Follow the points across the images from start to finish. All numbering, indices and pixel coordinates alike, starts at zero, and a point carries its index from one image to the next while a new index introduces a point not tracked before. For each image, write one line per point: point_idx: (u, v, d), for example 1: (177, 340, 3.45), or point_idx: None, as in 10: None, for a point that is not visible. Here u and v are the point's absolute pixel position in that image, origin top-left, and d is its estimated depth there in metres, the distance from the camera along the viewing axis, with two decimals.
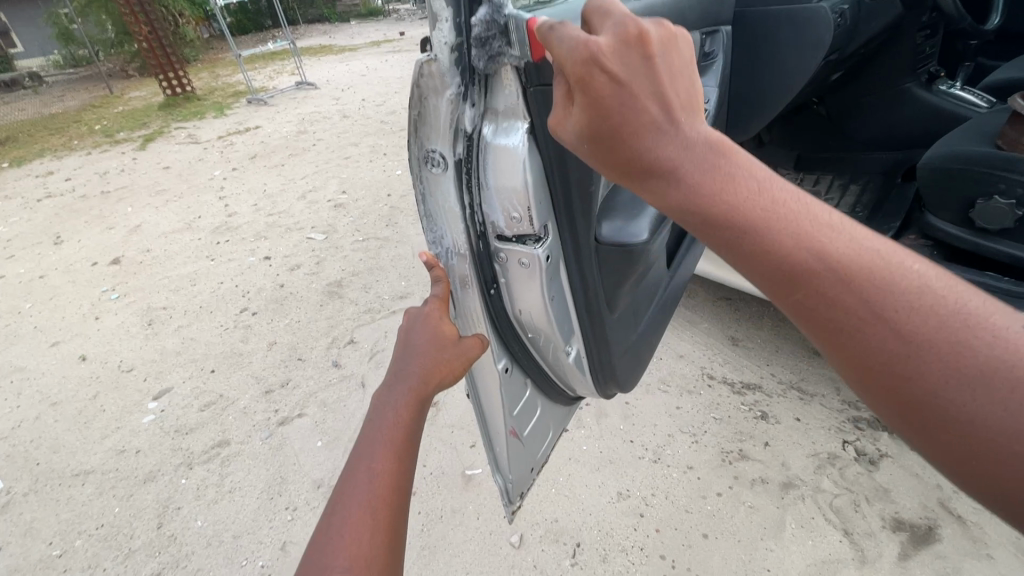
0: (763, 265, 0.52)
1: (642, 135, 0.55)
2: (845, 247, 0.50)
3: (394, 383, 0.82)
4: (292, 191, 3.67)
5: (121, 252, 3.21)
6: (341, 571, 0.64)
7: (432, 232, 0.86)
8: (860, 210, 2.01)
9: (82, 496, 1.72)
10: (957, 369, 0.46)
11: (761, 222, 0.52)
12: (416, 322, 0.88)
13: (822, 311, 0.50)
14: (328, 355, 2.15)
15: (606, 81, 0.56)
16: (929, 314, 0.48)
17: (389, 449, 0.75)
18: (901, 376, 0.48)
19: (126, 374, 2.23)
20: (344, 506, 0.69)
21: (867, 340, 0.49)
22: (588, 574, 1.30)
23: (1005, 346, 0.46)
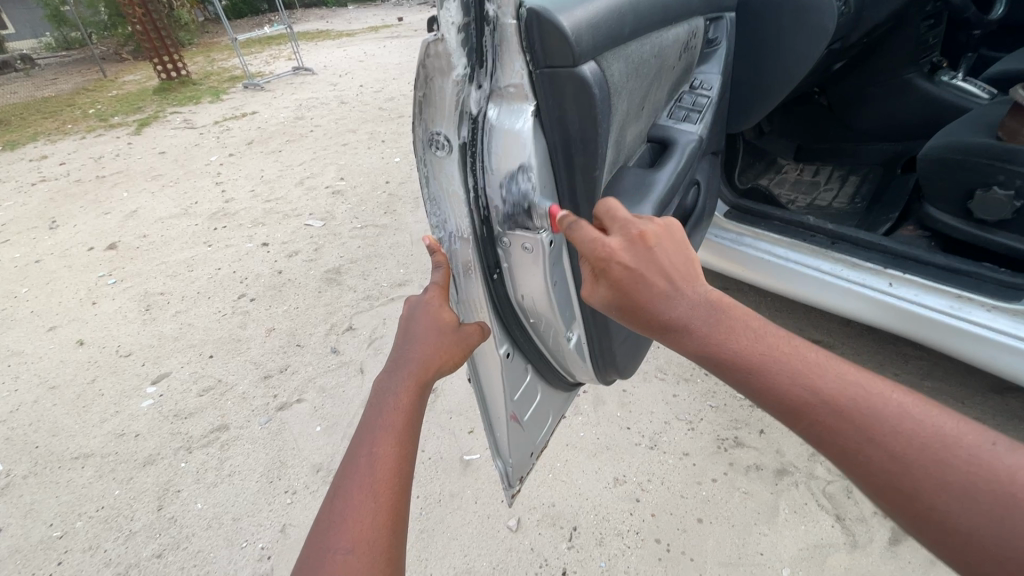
0: (773, 399, 0.68)
1: (660, 302, 0.74)
2: (830, 382, 0.66)
3: (395, 368, 0.83)
4: (289, 177, 3.64)
5: (117, 237, 3.19)
6: (344, 552, 0.65)
7: (436, 216, 0.87)
8: (859, 201, 2.02)
9: (82, 478, 1.73)
10: (939, 482, 0.59)
11: (766, 362, 0.69)
12: (416, 310, 0.88)
13: (820, 436, 0.65)
14: (327, 341, 2.16)
15: (623, 270, 0.74)
16: (906, 432, 0.62)
17: (391, 433, 0.75)
18: (895, 486, 0.61)
19: (124, 359, 2.23)
20: (347, 491, 0.70)
21: (862, 460, 0.63)
22: (584, 557, 1.32)
23: (969, 458, 0.59)
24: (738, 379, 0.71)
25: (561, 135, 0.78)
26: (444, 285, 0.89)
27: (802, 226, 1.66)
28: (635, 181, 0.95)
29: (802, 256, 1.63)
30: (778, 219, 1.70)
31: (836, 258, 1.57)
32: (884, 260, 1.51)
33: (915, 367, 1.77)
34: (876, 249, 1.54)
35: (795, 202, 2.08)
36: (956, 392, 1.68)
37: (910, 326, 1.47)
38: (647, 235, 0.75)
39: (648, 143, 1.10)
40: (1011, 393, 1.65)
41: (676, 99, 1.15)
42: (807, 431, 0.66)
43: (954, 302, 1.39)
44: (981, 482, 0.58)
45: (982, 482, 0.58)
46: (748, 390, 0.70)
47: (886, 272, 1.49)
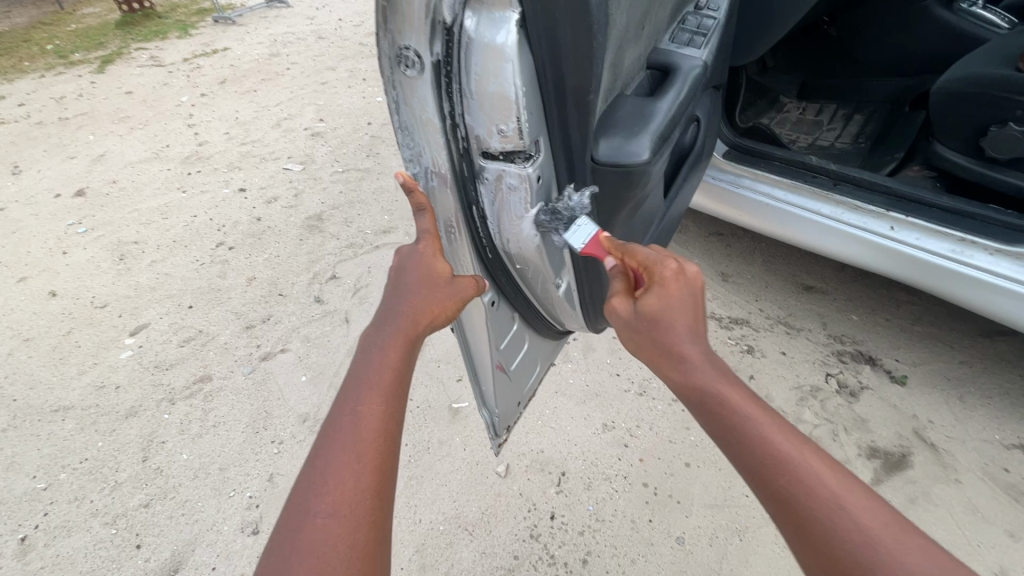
0: (757, 452, 0.70)
1: (686, 332, 0.78)
2: (813, 455, 0.69)
3: (382, 322, 0.77)
4: (265, 118, 3.43)
5: (85, 183, 3.02)
6: (324, 517, 0.61)
7: (409, 148, 0.78)
8: (862, 141, 1.94)
9: (63, 431, 1.69)
10: (894, 563, 0.60)
11: (761, 419, 0.72)
12: (406, 262, 0.82)
13: (795, 496, 0.66)
14: (310, 290, 2.09)
15: (674, 284, 0.79)
16: (871, 514, 0.64)
17: (377, 390, 0.70)
18: (855, 561, 0.61)
19: (100, 310, 2.15)
20: (329, 451, 0.65)
21: (829, 528, 0.63)
22: (573, 501, 1.33)
23: (923, 548, 0.61)
24: (728, 427, 0.73)
25: (549, 49, 0.68)
26: (434, 232, 0.82)
27: (803, 166, 1.58)
28: (632, 111, 0.86)
29: (802, 198, 1.56)
30: (779, 159, 1.61)
31: (838, 200, 1.50)
32: (887, 203, 1.45)
33: (907, 313, 1.75)
34: (879, 190, 1.47)
35: (796, 142, 1.99)
36: (946, 336, 1.68)
37: (907, 270, 1.44)
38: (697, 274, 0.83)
39: (648, 69, 0.99)
40: (999, 337, 1.65)
41: (679, 21, 1.04)
42: (778, 492, 0.68)
43: (956, 246, 1.34)
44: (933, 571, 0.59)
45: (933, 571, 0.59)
46: (740, 438, 0.71)
47: (888, 215, 1.43)
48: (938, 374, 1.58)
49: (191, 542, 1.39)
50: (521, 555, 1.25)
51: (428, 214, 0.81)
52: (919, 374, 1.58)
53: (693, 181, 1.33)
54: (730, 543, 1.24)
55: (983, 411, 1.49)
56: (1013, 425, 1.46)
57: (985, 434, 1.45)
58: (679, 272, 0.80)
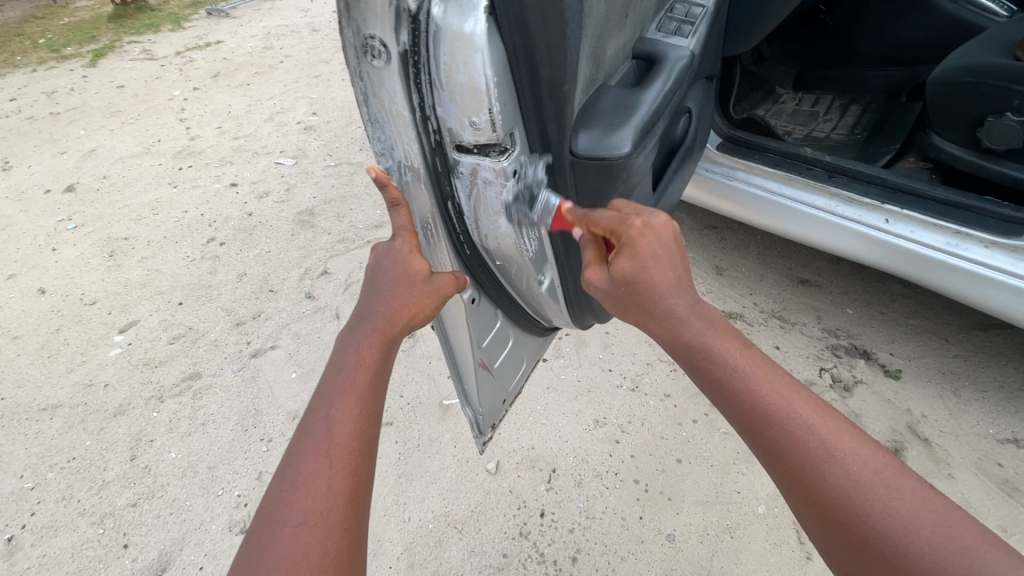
0: (746, 406, 0.68)
1: (666, 289, 0.74)
2: (803, 406, 0.68)
3: (359, 322, 0.75)
4: (258, 112, 3.39)
5: (75, 178, 2.99)
6: (294, 526, 0.59)
7: (381, 141, 0.76)
8: (859, 132, 1.91)
9: (51, 430, 1.68)
10: (883, 511, 0.60)
11: (749, 370, 0.70)
12: (383, 261, 0.79)
13: (785, 448, 0.66)
14: (301, 286, 2.07)
15: (645, 245, 0.75)
16: (862, 463, 0.63)
17: (352, 392, 0.68)
18: (845, 511, 0.62)
19: (90, 307, 2.13)
20: (300, 458, 0.63)
21: (820, 477, 0.63)
22: (563, 498, 1.32)
23: (913, 496, 0.61)
24: (716, 380, 0.71)
25: (521, 38, 0.67)
26: (411, 229, 0.79)
27: (797, 157, 1.55)
28: (614, 102, 0.84)
29: (797, 190, 1.54)
30: (773, 150, 1.59)
31: (833, 192, 1.48)
32: (881, 195, 1.43)
33: (902, 306, 1.74)
34: (874, 182, 1.45)
35: (791, 133, 1.96)
36: (941, 329, 1.66)
37: (901, 263, 1.42)
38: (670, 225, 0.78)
39: (634, 58, 0.97)
40: (995, 330, 1.64)
41: (666, 10, 1.02)
42: (768, 443, 0.67)
43: (951, 239, 1.32)
44: (926, 518, 0.59)
45: (924, 517, 0.59)
46: (727, 393, 0.70)
47: (883, 207, 1.41)
48: (932, 368, 1.57)
49: (178, 542, 1.38)
50: (510, 553, 1.24)
51: (404, 210, 0.79)
52: (914, 368, 1.57)
53: (684, 174, 1.31)
54: (720, 541, 1.23)
55: (978, 406, 1.48)
56: (1007, 420, 1.45)
57: (979, 428, 1.43)
58: (647, 225, 0.76)
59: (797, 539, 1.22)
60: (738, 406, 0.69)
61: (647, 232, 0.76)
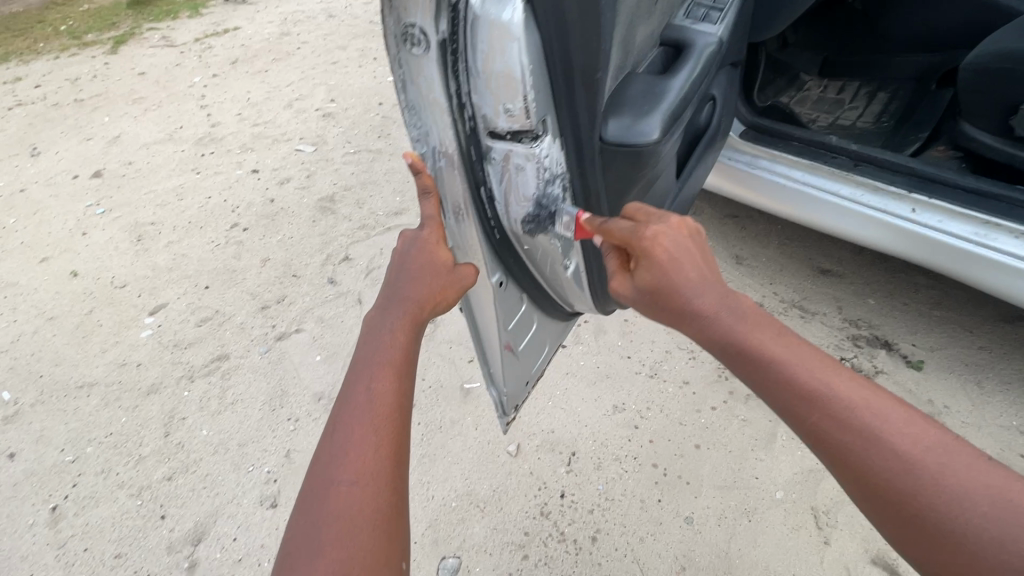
0: (789, 394, 0.70)
1: (694, 288, 0.78)
2: (847, 389, 0.69)
3: (390, 304, 0.80)
4: (277, 99, 3.42)
5: (102, 164, 3.05)
6: (347, 485, 0.65)
7: (417, 128, 0.79)
8: (885, 120, 1.88)
9: (88, 406, 1.75)
10: (937, 486, 0.62)
11: (787, 359, 0.72)
12: (410, 247, 0.84)
13: (833, 433, 0.67)
14: (324, 272, 2.11)
15: (664, 255, 0.79)
16: (913, 440, 0.65)
17: (388, 368, 0.74)
18: (898, 491, 0.63)
19: (120, 290, 2.19)
20: (347, 426, 0.69)
21: (870, 459, 0.65)
22: (582, 481, 1.35)
23: (966, 467, 0.63)
24: (757, 372, 0.73)
25: (557, 24, 0.70)
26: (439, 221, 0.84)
27: (821, 146, 1.55)
28: (643, 90, 0.85)
29: (819, 179, 1.53)
30: (796, 139, 1.58)
31: (857, 181, 1.47)
32: (907, 184, 1.41)
33: (926, 297, 1.72)
34: (901, 171, 1.44)
35: (816, 121, 1.94)
36: (965, 320, 1.65)
37: (925, 254, 1.40)
38: (686, 226, 0.82)
39: (662, 45, 0.97)
40: (1020, 322, 1.62)
41: None
42: (814, 431, 0.69)
43: (979, 229, 1.31)
44: (981, 490, 0.61)
45: (976, 488, 0.61)
46: (767, 383, 0.72)
47: (910, 196, 1.40)
48: (955, 359, 1.56)
49: (213, 514, 1.43)
50: (531, 532, 1.28)
51: (433, 200, 0.83)
52: (936, 359, 1.56)
53: (707, 164, 1.31)
54: (738, 524, 1.26)
55: (1001, 397, 1.47)
56: None
57: (1002, 420, 1.43)
58: (660, 234, 0.80)
59: (815, 524, 1.24)
60: (781, 396, 0.71)
61: (664, 240, 0.80)
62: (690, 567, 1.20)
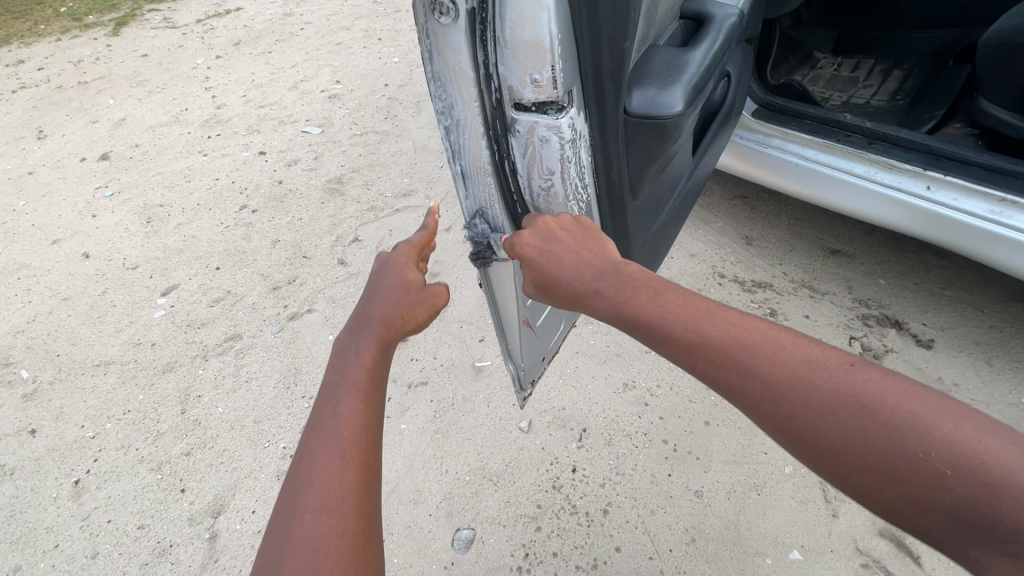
0: (668, 346, 0.70)
1: (570, 273, 0.82)
2: (720, 330, 0.68)
3: (359, 326, 0.85)
4: (282, 81, 3.40)
5: (109, 147, 3.05)
6: (311, 514, 0.66)
7: (442, 100, 0.81)
8: (901, 98, 1.87)
9: (106, 384, 1.78)
10: (811, 405, 0.61)
11: (662, 311, 0.72)
12: (383, 272, 0.96)
13: (712, 375, 0.67)
14: (333, 253, 2.12)
15: (535, 255, 0.86)
16: (786, 365, 0.63)
17: (355, 391, 0.76)
18: (778, 419, 0.62)
19: (132, 271, 2.21)
20: (312, 454, 0.70)
21: (747, 394, 0.64)
22: (593, 456, 1.37)
23: (838, 379, 0.61)
24: (639, 332, 0.74)
25: None
26: (418, 246, 1.03)
27: (835, 124, 1.53)
28: (666, 62, 0.85)
29: (833, 157, 1.52)
30: (810, 117, 1.58)
31: (872, 159, 1.46)
32: (923, 162, 1.40)
33: (937, 277, 1.72)
34: (916, 148, 1.42)
35: (830, 99, 1.91)
36: (975, 300, 1.65)
37: (942, 234, 1.39)
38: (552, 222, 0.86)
39: (681, 19, 0.97)
40: None
41: None
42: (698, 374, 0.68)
43: (994, 207, 1.30)
44: (853, 400, 0.59)
45: (847, 398, 0.59)
46: (649, 341, 0.73)
47: (925, 174, 1.38)
48: (965, 338, 1.56)
49: (231, 488, 1.47)
50: (544, 504, 1.30)
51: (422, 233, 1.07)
52: (946, 338, 1.56)
53: (722, 142, 1.30)
54: (747, 497, 1.28)
55: (1010, 375, 1.48)
56: None
57: (1011, 398, 1.43)
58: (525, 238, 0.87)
59: (823, 498, 1.26)
60: (662, 348, 0.71)
61: (531, 243, 0.86)
62: (700, 539, 1.23)
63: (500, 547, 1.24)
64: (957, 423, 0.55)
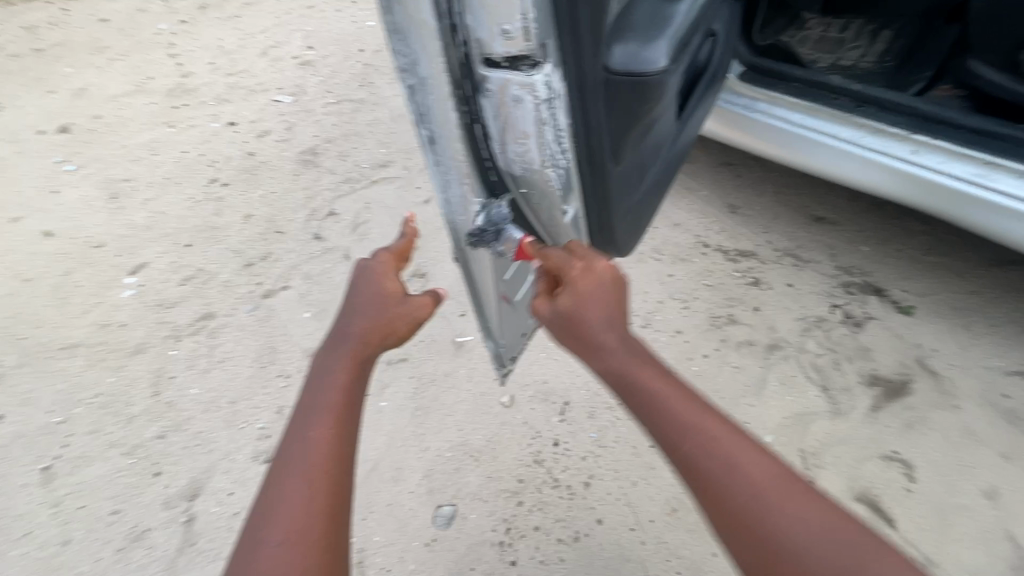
0: (660, 432, 0.81)
1: (598, 324, 0.89)
2: (702, 423, 0.80)
3: (334, 347, 0.93)
4: (251, 47, 3.22)
5: (69, 118, 2.89)
6: (274, 541, 0.74)
7: (404, 57, 0.72)
8: (888, 60, 1.81)
9: (73, 367, 1.72)
10: (773, 515, 0.72)
11: (661, 397, 0.83)
12: (360, 282, 1.00)
13: (693, 467, 0.77)
14: (309, 227, 2.05)
15: (579, 285, 0.90)
16: (753, 475, 0.75)
17: (326, 416, 0.85)
18: (744, 517, 0.73)
19: (97, 250, 2.12)
20: (281, 480, 0.79)
21: (722, 486, 0.75)
22: (575, 429, 1.36)
23: (794, 500, 0.73)
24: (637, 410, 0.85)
25: None
26: (397, 254, 1.04)
27: (824, 88, 1.49)
28: (649, 12, 0.81)
29: (820, 121, 1.47)
30: (798, 81, 1.52)
31: (858, 123, 1.42)
32: (910, 125, 1.38)
33: (919, 243, 1.71)
34: (905, 110, 1.39)
35: (817, 62, 1.84)
36: (957, 266, 1.64)
37: (928, 199, 1.37)
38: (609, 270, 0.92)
39: None
40: (1011, 267, 1.62)
41: None
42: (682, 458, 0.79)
43: (979, 169, 1.29)
44: (805, 520, 0.71)
45: (804, 517, 0.71)
46: (646, 420, 0.83)
47: (911, 138, 1.36)
48: (945, 304, 1.56)
49: (207, 470, 1.44)
50: (525, 479, 1.29)
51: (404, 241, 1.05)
52: (926, 304, 1.56)
53: (706, 108, 1.24)
54: None
55: (988, 339, 1.48)
56: (1018, 353, 1.45)
57: (988, 362, 1.44)
58: (586, 266, 0.90)
59: (802, 464, 1.30)
60: (655, 427, 0.82)
61: (584, 273, 0.90)
62: (680, 509, 1.23)
63: (481, 522, 1.24)
64: (891, 554, 0.67)
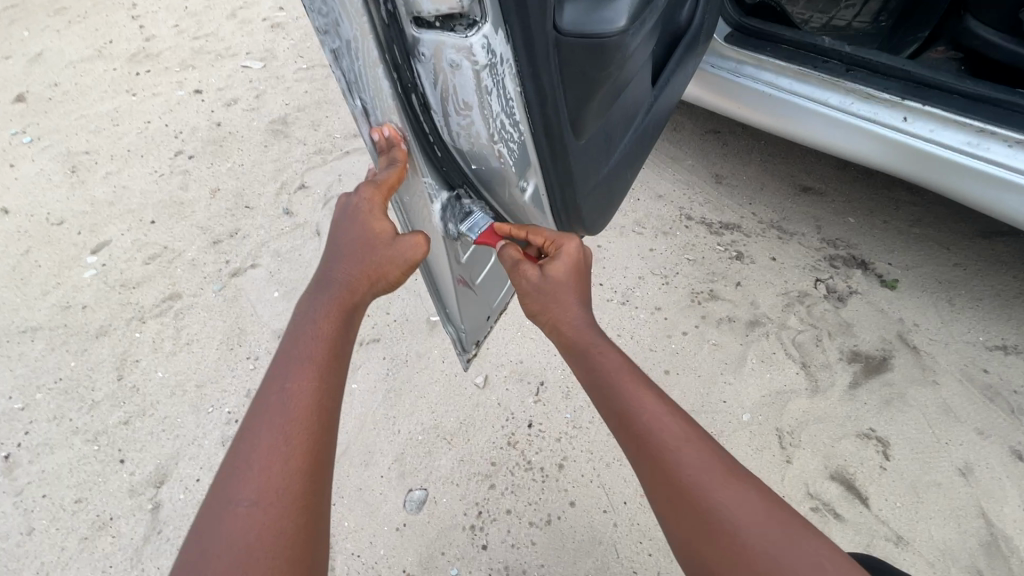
0: (612, 401, 0.77)
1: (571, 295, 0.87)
2: (653, 398, 0.75)
3: (319, 292, 0.81)
4: (218, 7, 3.03)
5: (24, 86, 2.72)
6: (246, 504, 0.64)
7: (323, 16, 0.68)
8: (883, 19, 1.68)
9: (34, 352, 1.65)
10: (716, 494, 0.67)
11: (617, 368, 0.79)
12: (346, 218, 0.84)
13: (642, 436, 0.73)
14: (278, 202, 1.96)
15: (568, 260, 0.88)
16: (703, 454, 0.70)
17: (307, 366, 0.74)
18: (689, 493, 0.68)
19: (57, 228, 2.02)
20: (255, 435, 0.69)
21: (667, 458, 0.70)
22: (550, 410, 1.33)
23: (743, 482, 0.68)
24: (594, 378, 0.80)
25: None
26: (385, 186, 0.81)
27: (813, 49, 1.41)
28: None
29: (809, 87, 1.39)
30: (786, 42, 1.44)
31: (849, 88, 1.34)
32: (901, 89, 1.30)
33: (906, 214, 1.66)
34: (896, 74, 1.32)
35: (810, 23, 1.68)
36: (944, 238, 1.60)
37: (909, 167, 1.32)
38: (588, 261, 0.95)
39: None
40: (998, 239, 1.58)
41: None
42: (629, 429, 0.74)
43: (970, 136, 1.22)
44: (755, 502, 0.66)
45: (750, 500, 0.66)
46: (600, 387, 0.79)
47: (903, 103, 1.29)
48: (930, 277, 1.53)
49: (174, 456, 1.41)
50: (498, 461, 1.27)
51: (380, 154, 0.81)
52: (911, 278, 1.53)
53: (688, 72, 1.16)
54: None
55: (971, 313, 1.46)
56: (1000, 327, 1.43)
57: (970, 336, 1.42)
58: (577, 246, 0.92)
59: (779, 444, 1.28)
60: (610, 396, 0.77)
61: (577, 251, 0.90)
62: None
63: (453, 505, 1.22)
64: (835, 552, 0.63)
